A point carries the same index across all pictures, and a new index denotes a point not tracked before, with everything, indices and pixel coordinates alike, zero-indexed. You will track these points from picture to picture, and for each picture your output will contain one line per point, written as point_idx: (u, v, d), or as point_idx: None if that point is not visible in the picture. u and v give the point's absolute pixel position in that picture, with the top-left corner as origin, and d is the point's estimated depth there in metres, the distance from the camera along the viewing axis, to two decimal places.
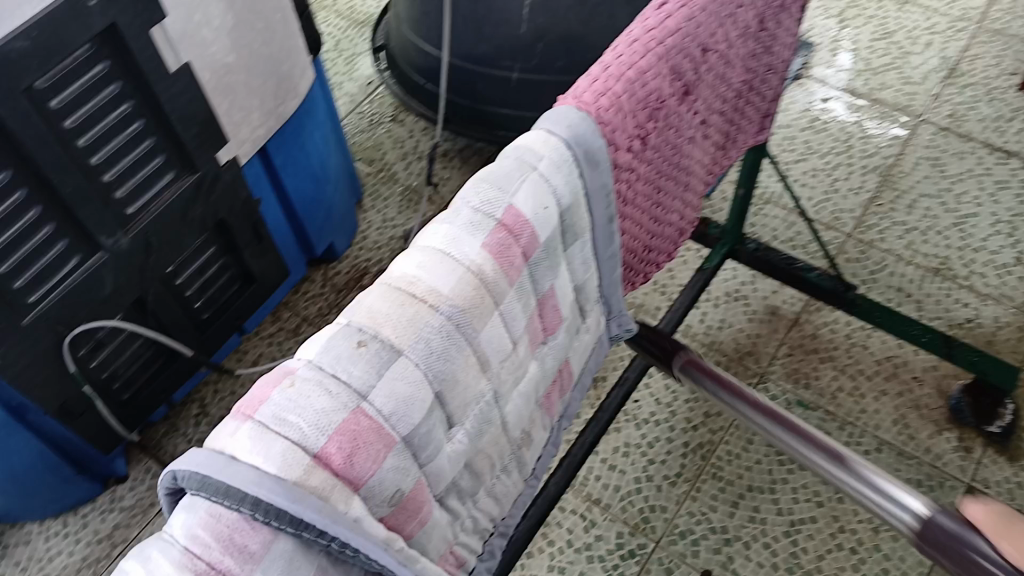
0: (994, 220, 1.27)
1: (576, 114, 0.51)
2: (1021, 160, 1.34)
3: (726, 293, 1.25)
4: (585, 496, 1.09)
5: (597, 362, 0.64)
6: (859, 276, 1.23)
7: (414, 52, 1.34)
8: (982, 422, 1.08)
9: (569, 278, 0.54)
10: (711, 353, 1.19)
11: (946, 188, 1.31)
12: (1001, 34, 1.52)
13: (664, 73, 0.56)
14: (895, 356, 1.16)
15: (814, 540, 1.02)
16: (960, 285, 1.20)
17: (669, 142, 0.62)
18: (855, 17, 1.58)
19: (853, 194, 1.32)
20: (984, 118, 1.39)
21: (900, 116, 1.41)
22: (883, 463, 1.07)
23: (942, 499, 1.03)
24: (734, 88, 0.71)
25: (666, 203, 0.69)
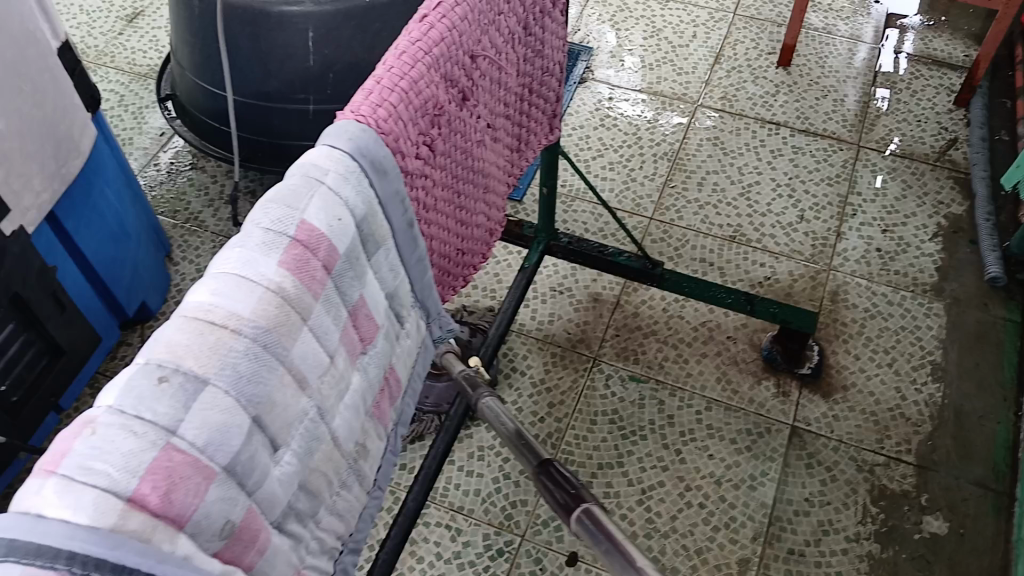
0: (775, 185, 1.41)
1: (357, 127, 0.52)
2: (789, 129, 1.49)
3: (550, 287, 1.31)
4: (447, 505, 1.10)
5: (425, 364, 0.66)
6: (666, 253, 1.32)
7: (202, 95, 1.30)
8: (794, 365, 1.20)
9: (378, 287, 0.56)
10: (547, 346, 1.24)
11: (727, 163, 1.44)
12: (754, 19, 1.69)
13: (438, 82, 0.58)
14: (709, 320, 1.26)
15: (665, 502, 1.09)
16: (754, 248, 1.33)
17: (457, 146, 0.65)
18: (626, 19, 1.71)
19: (648, 180, 1.42)
20: (753, 96, 1.55)
21: (679, 105, 1.54)
22: (715, 420, 1.16)
23: (771, 442, 1.13)
24: (514, 92, 0.75)
25: (469, 206, 0.72)
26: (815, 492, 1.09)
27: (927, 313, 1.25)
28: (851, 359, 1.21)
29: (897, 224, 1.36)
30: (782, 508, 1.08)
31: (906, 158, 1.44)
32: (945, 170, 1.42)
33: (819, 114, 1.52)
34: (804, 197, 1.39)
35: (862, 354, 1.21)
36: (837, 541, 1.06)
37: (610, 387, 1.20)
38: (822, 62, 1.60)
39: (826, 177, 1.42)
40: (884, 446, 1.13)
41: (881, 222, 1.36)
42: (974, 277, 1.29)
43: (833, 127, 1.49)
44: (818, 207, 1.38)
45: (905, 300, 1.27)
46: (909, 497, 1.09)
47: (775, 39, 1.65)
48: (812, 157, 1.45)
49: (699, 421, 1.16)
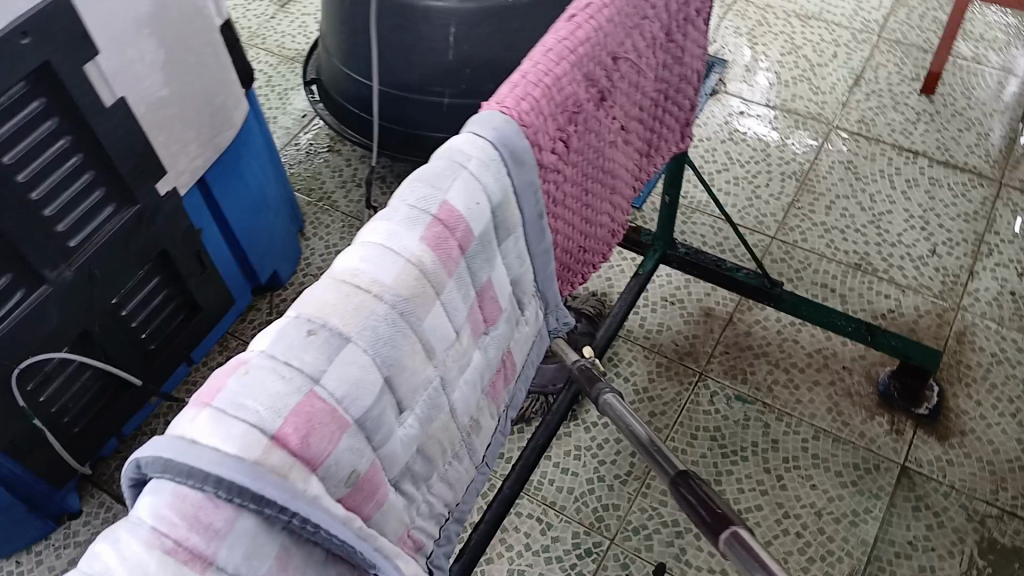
0: (907, 215, 1.36)
1: (501, 117, 0.54)
2: (928, 159, 1.43)
3: (661, 297, 1.30)
4: (540, 499, 1.12)
5: (539, 354, 0.68)
6: (785, 275, 1.29)
7: (346, 81, 1.37)
8: (911, 405, 1.14)
9: (506, 272, 0.58)
10: (653, 355, 1.24)
11: (858, 189, 1.40)
12: (901, 43, 1.63)
13: (581, 80, 0.60)
14: (824, 347, 1.23)
15: (761, 527, 1.07)
16: (879, 279, 1.28)
17: (590, 145, 0.67)
18: (764, 34, 1.68)
19: (773, 199, 1.40)
20: (891, 122, 1.49)
21: (811, 125, 1.50)
22: (821, 450, 1.13)
23: (879, 480, 1.09)
24: (649, 97, 0.76)
25: (596, 205, 0.73)
26: (920, 537, 1.05)
27: None
28: (973, 405, 1.15)
29: None
30: (884, 549, 1.04)
31: None
32: None
33: (962, 146, 1.45)
34: (938, 231, 1.33)
35: (986, 401, 1.15)
36: None
37: (714, 404, 1.18)
38: (969, 93, 1.53)
39: (963, 213, 1.35)
40: (1002, 499, 1.07)
41: (1021, 265, 1.28)
42: None
43: (976, 161, 1.42)
44: (953, 243, 1.32)
45: None
46: None
47: (921, 65, 1.59)
48: (949, 191, 1.39)
49: (804, 450, 1.13)
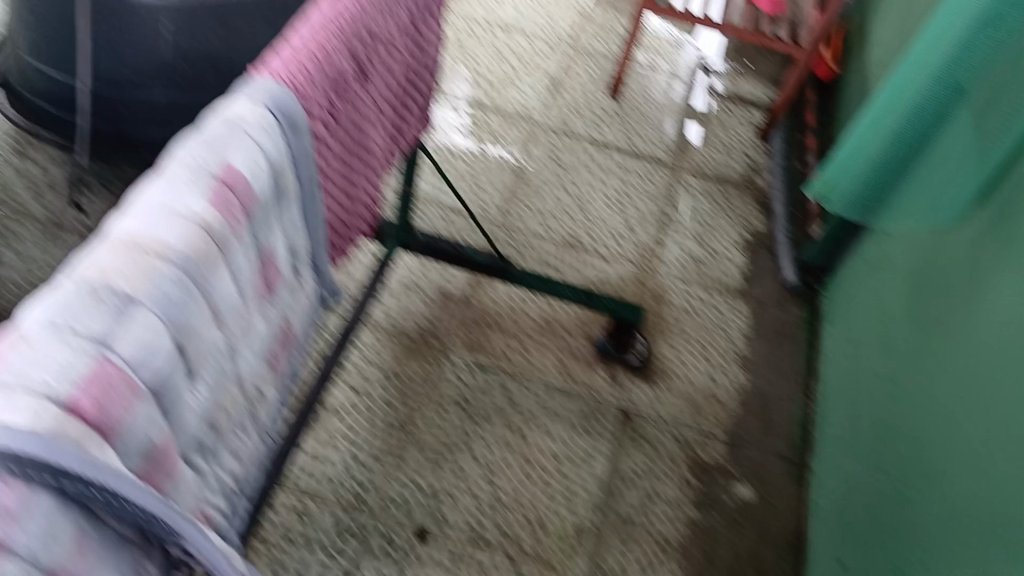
0: (605, 199, 1.56)
1: (275, 85, 0.56)
2: (617, 151, 1.66)
3: (402, 285, 1.36)
4: (296, 490, 1.12)
5: (312, 323, 0.70)
6: (511, 255, 1.42)
7: (39, 77, 1.25)
8: (623, 353, 1.32)
9: (282, 238, 0.60)
10: (399, 339, 1.30)
11: (566, 177, 1.58)
12: (587, 52, 1.87)
13: (344, 54, 0.64)
14: (551, 317, 1.37)
15: (507, 477, 1.18)
16: (588, 254, 1.46)
17: (351, 119, 0.70)
18: (472, 42, 1.82)
19: (494, 189, 1.52)
20: (585, 120, 1.71)
21: (523, 123, 1.67)
22: (552, 401, 1.27)
23: (601, 420, 1.26)
24: (398, 80, 0.81)
25: (354, 179, 0.76)
26: (642, 465, 1.22)
27: (733, 312, 1.44)
28: (670, 351, 1.37)
29: (709, 237, 1.55)
30: (614, 480, 1.20)
31: (715, 181, 1.66)
32: (746, 193, 1.65)
33: (643, 140, 1.70)
34: (631, 210, 1.56)
35: (679, 347, 1.37)
36: (662, 507, 1.19)
37: (459, 377, 1.27)
38: (647, 95, 1.80)
39: (649, 194, 1.60)
40: (700, 424, 1.28)
41: (695, 234, 1.55)
42: (770, 282, 1.50)
43: (655, 151, 1.68)
44: (644, 219, 1.55)
45: (716, 301, 1.45)
46: (721, 467, 1.24)
47: (605, 71, 1.83)
48: (638, 177, 1.62)
49: (539, 404, 1.26)
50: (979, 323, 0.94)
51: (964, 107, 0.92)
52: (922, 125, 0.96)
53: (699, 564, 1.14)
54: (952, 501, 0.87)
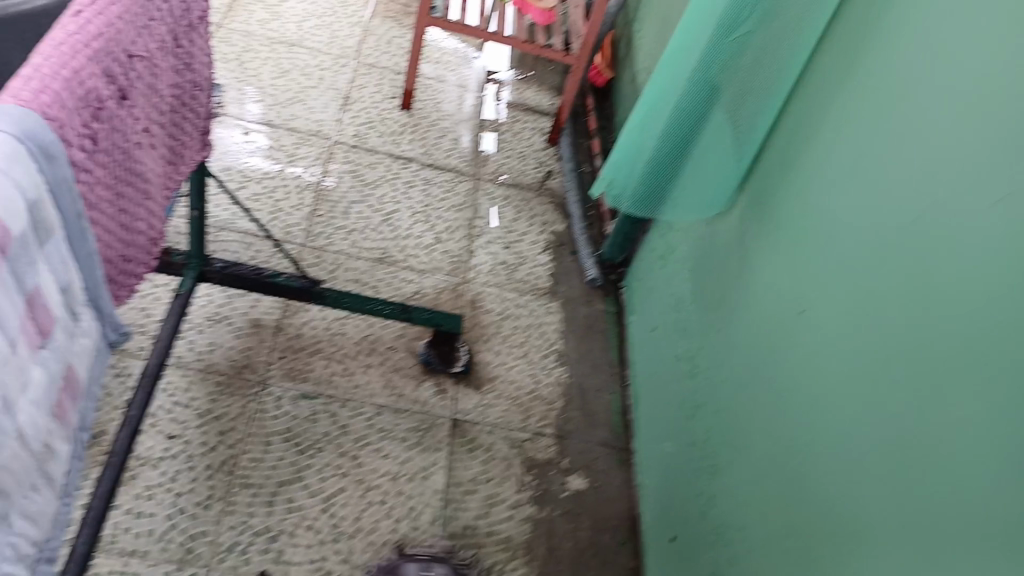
0: (411, 211, 1.55)
1: (18, 110, 0.49)
2: (417, 163, 1.66)
3: (206, 318, 1.27)
4: (119, 552, 1.00)
5: (102, 368, 0.62)
6: (322, 277, 1.37)
7: None
8: (448, 366, 1.31)
9: (50, 276, 0.52)
10: (210, 376, 1.20)
11: (367, 194, 1.55)
12: (375, 67, 1.85)
13: (99, 75, 0.58)
14: (369, 335, 1.33)
15: (349, 506, 1.12)
16: (400, 268, 1.44)
17: (118, 145, 0.65)
18: (253, 60, 1.74)
19: (295, 211, 1.47)
20: (382, 134, 1.69)
21: (314, 142, 1.61)
22: (385, 421, 1.22)
23: (438, 433, 1.23)
24: (167, 102, 0.76)
25: (130, 210, 0.70)
26: (481, 471, 1.21)
27: (547, 312, 1.48)
28: (493, 355, 1.37)
29: (515, 241, 1.58)
30: (454, 489, 1.18)
31: (515, 188, 1.70)
32: (545, 197, 1.71)
33: (441, 151, 1.71)
34: (437, 221, 1.56)
35: (502, 351, 1.38)
36: (504, 510, 1.18)
37: (280, 408, 1.19)
38: (437, 107, 1.81)
39: (453, 204, 1.60)
40: (529, 423, 1.30)
41: (503, 239, 1.58)
42: (578, 280, 1.56)
43: (453, 162, 1.69)
44: (450, 229, 1.55)
45: (529, 302, 1.48)
46: (554, 463, 1.26)
47: (396, 85, 1.82)
48: (439, 188, 1.63)
49: (371, 426, 1.21)
50: (751, 299, 1.03)
51: (712, 115, 1.02)
52: (679, 137, 1.06)
53: (545, 560, 1.14)
54: (754, 464, 0.95)
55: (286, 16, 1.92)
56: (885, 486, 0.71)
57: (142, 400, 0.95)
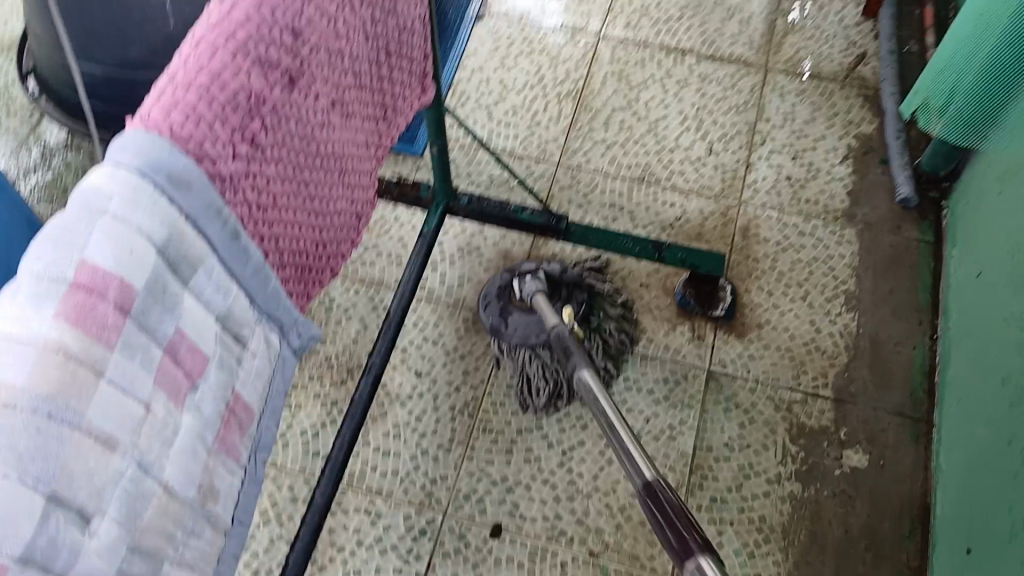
0: (682, 117, 1.36)
1: (147, 137, 0.44)
2: (694, 56, 1.43)
3: (459, 249, 1.24)
4: (365, 490, 1.06)
5: (286, 378, 0.60)
6: (575, 202, 1.26)
7: (65, 74, 1.19)
8: (707, 309, 1.16)
9: (202, 311, 0.49)
10: (459, 312, 1.19)
11: (633, 98, 1.38)
12: None
13: (251, 67, 0.50)
14: (622, 268, 1.22)
15: (587, 462, 1.07)
16: (663, 188, 1.28)
17: (293, 134, 0.57)
18: None
19: (553, 123, 1.35)
20: (656, 22, 1.48)
21: (579, 38, 1.46)
22: (630, 370, 1.14)
23: (689, 389, 1.12)
24: (364, 61, 0.67)
25: (323, 194, 0.64)
26: (734, 437, 1.08)
27: (840, 242, 1.23)
28: (764, 296, 1.19)
29: (807, 150, 1.32)
30: (702, 455, 1.07)
31: (816, 78, 1.40)
32: (854, 88, 1.39)
33: (725, 37, 1.45)
34: (712, 128, 1.34)
35: (776, 291, 1.19)
36: (759, 484, 1.05)
37: None
38: None
39: (733, 106, 1.37)
40: (802, 383, 1.11)
41: (791, 148, 1.32)
42: (886, 198, 1.27)
43: (740, 50, 1.43)
44: (727, 138, 1.33)
45: (818, 229, 1.24)
46: (828, 432, 1.08)
47: None
48: (718, 85, 1.39)
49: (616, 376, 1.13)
50: None
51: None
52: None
53: (803, 548, 1.01)
54: None
55: None
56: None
57: (385, 348, 0.99)
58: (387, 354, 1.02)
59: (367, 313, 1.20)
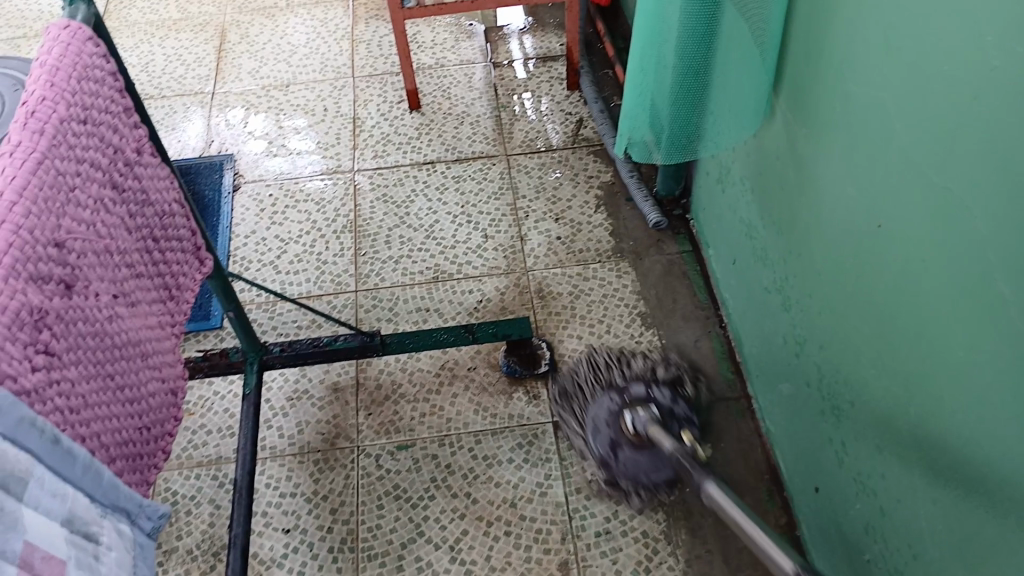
0: (452, 216, 1.49)
1: None
2: (444, 163, 1.58)
3: (287, 398, 1.27)
4: None
5: (148, 563, 0.60)
6: (383, 318, 1.35)
7: None
8: (533, 368, 1.26)
9: (45, 523, 0.50)
10: (308, 457, 1.20)
11: (403, 214, 1.50)
12: (374, 76, 1.75)
13: (25, 286, 0.53)
14: (447, 361, 1.30)
15: (476, 547, 1.10)
16: (457, 279, 1.39)
17: (84, 334, 0.60)
18: (255, 115, 1.70)
19: (339, 257, 1.44)
20: (400, 146, 1.61)
21: (337, 177, 1.57)
22: (488, 448, 1.19)
23: (541, 446, 1.19)
24: (132, 252, 0.71)
25: (128, 379, 0.66)
26: None
27: (618, 274, 1.38)
28: (575, 342, 1.30)
29: (563, 210, 1.48)
30: (575, 498, 1.14)
31: (550, 150, 1.58)
32: (584, 148, 1.59)
33: (464, 139, 1.61)
34: (480, 217, 1.48)
35: (583, 333, 1.31)
36: None
37: (382, 467, 1.19)
38: (447, 93, 1.70)
39: (492, 193, 1.52)
40: None
41: (551, 212, 1.48)
42: (641, 227, 1.45)
43: (479, 147, 1.60)
44: (495, 221, 1.47)
45: (596, 271, 1.39)
46: None
47: (399, 87, 1.72)
48: (472, 180, 1.54)
49: (475, 458, 1.19)
50: (821, 213, 0.91)
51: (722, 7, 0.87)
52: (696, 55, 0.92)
53: (687, 545, 1.09)
54: (875, 402, 0.84)
55: (268, 50, 1.84)
56: (1013, 395, 0.61)
57: (242, 517, 1.00)
58: (248, 522, 1.03)
59: (216, 492, 1.18)
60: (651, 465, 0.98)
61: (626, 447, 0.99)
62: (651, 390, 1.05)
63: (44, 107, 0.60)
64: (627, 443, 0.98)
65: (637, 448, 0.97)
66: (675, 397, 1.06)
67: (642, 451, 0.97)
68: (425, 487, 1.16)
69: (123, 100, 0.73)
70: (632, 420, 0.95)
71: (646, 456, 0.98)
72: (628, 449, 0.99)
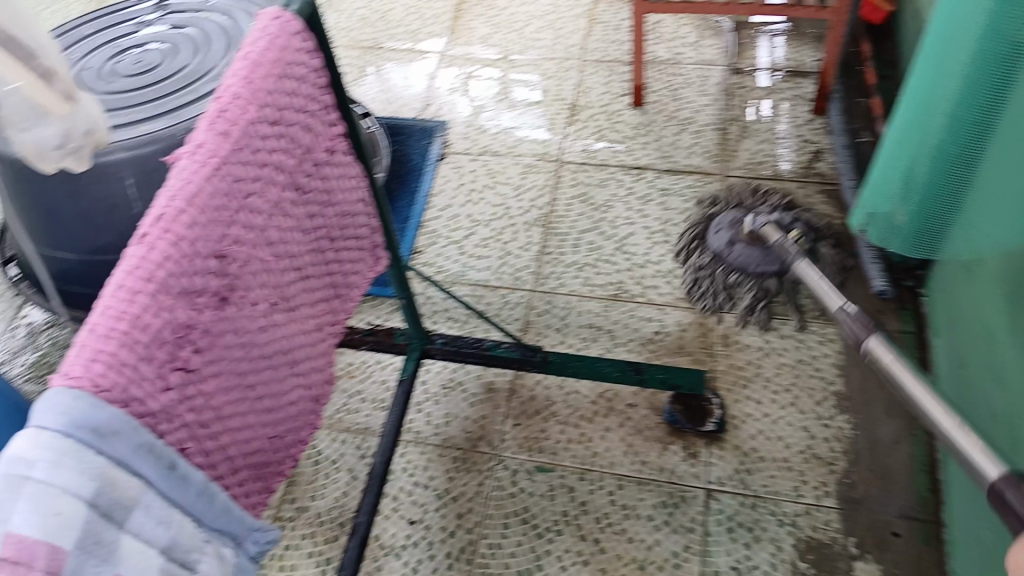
0: (648, 232, 1.39)
1: (70, 396, 0.44)
2: (653, 171, 1.47)
3: (442, 386, 1.25)
4: None
5: None
6: (553, 326, 1.29)
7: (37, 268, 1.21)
8: (698, 425, 1.16)
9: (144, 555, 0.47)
10: (447, 452, 1.18)
11: (599, 218, 1.42)
12: (602, 61, 1.66)
13: (175, 300, 0.51)
14: (607, 390, 1.22)
15: None
16: (639, 303, 1.30)
17: (231, 346, 0.59)
18: (476, 84, 1.67)
19: (524, 250, 1.40)
20: (612, 143, 1.52)
21: (541, 165, 1.52)
22: (628, 497, 1.11)
23: (688, 512, 1.09)
24: (303, 253, 0.70)
25: (272, 387, 0.65)
26: (741, 558, 1.04)
27: (821, 341, 1.24)
28: (753, 406, 1.18)
29: None
30: None
31: (774, 179, 1.43)
32: (814, 184, 1.41)
33: (681, 150, 1.50)
34: (679, 240, 1.37)
35: (764, 398, 1.18)
36: None
37: (517, 484, 1.14)
38: (675, 94, 1.58)
39: (698, 214, 1.40)
40: (802, 492, 1.09)
41: None
42: (860, 291, 1.27)
43: (696, 161, 1.47)
44: (695, 248, 1.36)
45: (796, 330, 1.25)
46: (837, 546, 1.04)
47: (626, 79, 1.62)
48: (680, 198, 1.43)
49: (613, 504, 1.11)
50: None
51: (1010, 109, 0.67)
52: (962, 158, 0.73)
53: None
54: None
55: (503, 17, 1.80)
56: None
57: (370, 507, 0.98)
58: (374, 513, 1.00)
59: (356, 462, 1.20)
60: (762, 260, 1.29)
61: (740, 244, 1.32)
62: (778, 214, 1.33)
63: (235, 107, 0.58)
64: (743, 240, 1.31)
65: (748, 245, 1.31)
66: (795, 224, 1.31)
67: (755, 247, 1.30)
68: (555, 519, 1.10)
69: (323, 96, 0.70)
70: (749, 224, 1.30)
71: (759, 247, 1.30)
72: (741, 245, 1.31)
